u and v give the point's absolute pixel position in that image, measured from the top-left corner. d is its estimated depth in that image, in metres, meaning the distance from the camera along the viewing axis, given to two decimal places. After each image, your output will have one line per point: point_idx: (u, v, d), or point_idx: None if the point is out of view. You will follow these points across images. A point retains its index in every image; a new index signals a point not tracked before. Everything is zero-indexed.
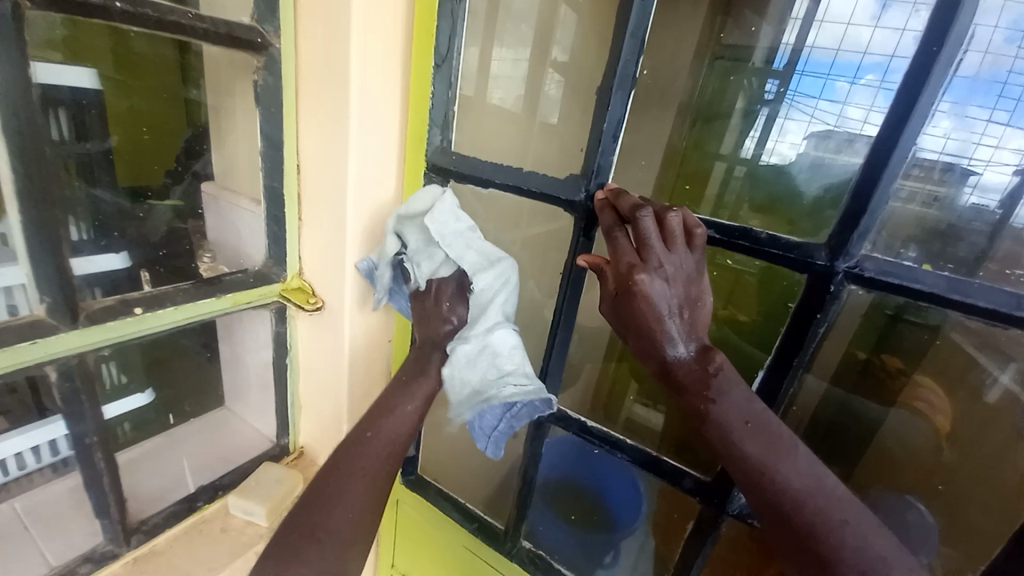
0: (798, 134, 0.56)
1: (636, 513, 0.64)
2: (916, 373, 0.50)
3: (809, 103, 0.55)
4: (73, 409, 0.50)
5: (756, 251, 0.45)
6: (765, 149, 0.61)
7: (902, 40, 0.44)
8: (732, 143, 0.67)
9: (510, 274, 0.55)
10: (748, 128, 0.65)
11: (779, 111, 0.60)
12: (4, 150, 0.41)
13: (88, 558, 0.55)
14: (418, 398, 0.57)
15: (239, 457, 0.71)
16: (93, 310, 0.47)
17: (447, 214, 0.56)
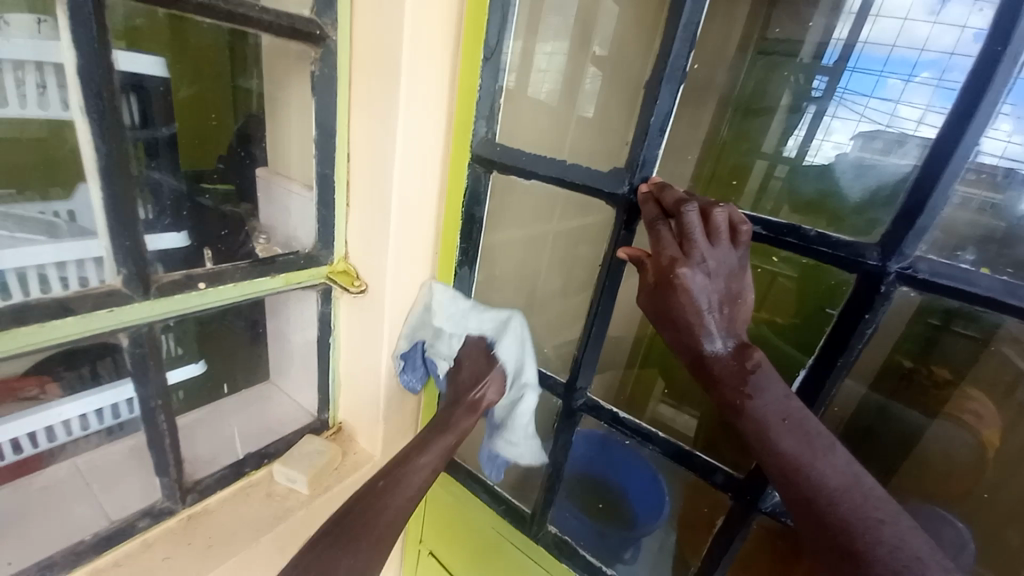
0: (844, 134, 0.57)
1: (663, 507, 0.67)
2: (966, 385, 0.50)
3: (858, 103, 0.56)
4: (141, 373, 0.54)
5: (804, 249, 0.45)
6: (810, 148, 0.62)
7: (962, 37, 0.42)
8: (774, 144, 0.69)
9: (522, 330, 0.68)
10: (794, 127, 0.66)
11: (827, 108, 0.61)
12: (88, 131, 0.44)
13: (147, 512, 0.59)
14: (441, 449, 0.62)
15: (283, 428, 0.76)
16: (162, 283, 0.51)
17: (451, 298, 0.70)
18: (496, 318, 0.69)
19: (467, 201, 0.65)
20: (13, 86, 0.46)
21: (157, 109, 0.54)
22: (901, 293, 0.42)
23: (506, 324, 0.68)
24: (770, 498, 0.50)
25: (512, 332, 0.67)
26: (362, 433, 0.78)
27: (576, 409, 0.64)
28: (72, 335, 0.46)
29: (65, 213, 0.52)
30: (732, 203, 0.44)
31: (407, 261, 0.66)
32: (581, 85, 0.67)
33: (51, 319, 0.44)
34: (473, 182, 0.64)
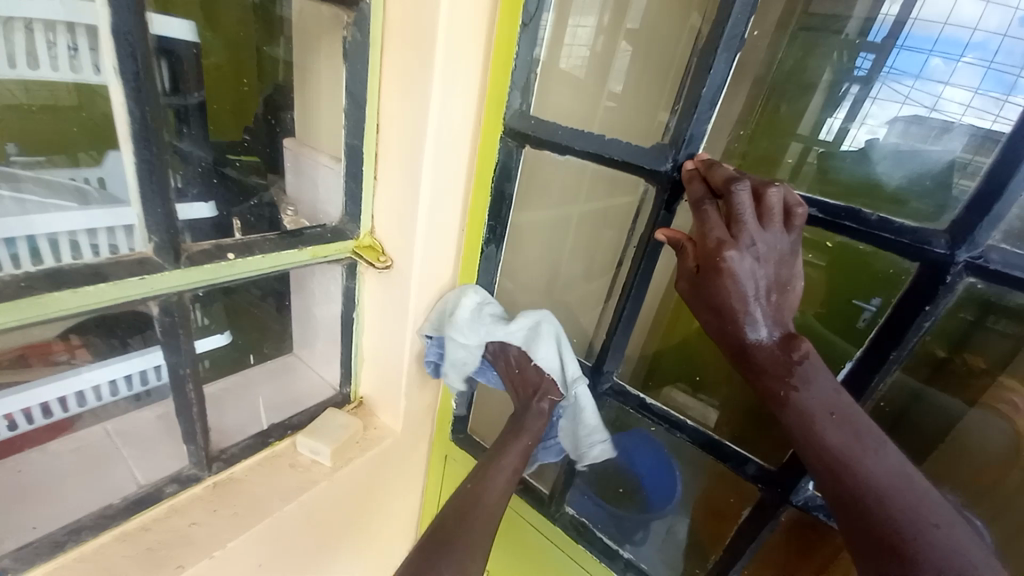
0: (880, 119, 0.54)
1: (671, 493, 0.65)
2: (1004, 375, 0.45)
3: (902, 84, 0.52)
4: (171, 342, 0.54)
5: (863, 234, 0.42)
6: (848, 134, 0.56)
7: (1014, 21, 0.45)
8: (811, 124, 0.60)
9: (555, 328, 0.65)
10: (832, 107, 0.59)
11: (869, 92, 0.55)
12: (122, 93, 0.43)
13: (175, 479, 0.61)
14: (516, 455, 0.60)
15: (305, 401, 0.76)
16: (193, 253, 0.51)
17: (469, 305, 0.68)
18: (525, 320, 0.66)
19: (497, 176, 0.64)
20: (44, 47, 0.46)
21: (187, 74, 0.53)
22: (967, 285, 0.39)
23: (537, 328, 0.65)
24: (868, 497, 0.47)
25: (548, 330, 0.64)
26: (382, 409, 0.78)
27: (603, 393, 0.64)
28: (106, 301, 0.46)
29: (96, 181, 0.52)
30: (784, 183, 0.42)
31: (434, 239, 0.65)
32: (613, 58, 0.62)
33: (85, 285, 0.44)
34: (504, 157, 0.63)
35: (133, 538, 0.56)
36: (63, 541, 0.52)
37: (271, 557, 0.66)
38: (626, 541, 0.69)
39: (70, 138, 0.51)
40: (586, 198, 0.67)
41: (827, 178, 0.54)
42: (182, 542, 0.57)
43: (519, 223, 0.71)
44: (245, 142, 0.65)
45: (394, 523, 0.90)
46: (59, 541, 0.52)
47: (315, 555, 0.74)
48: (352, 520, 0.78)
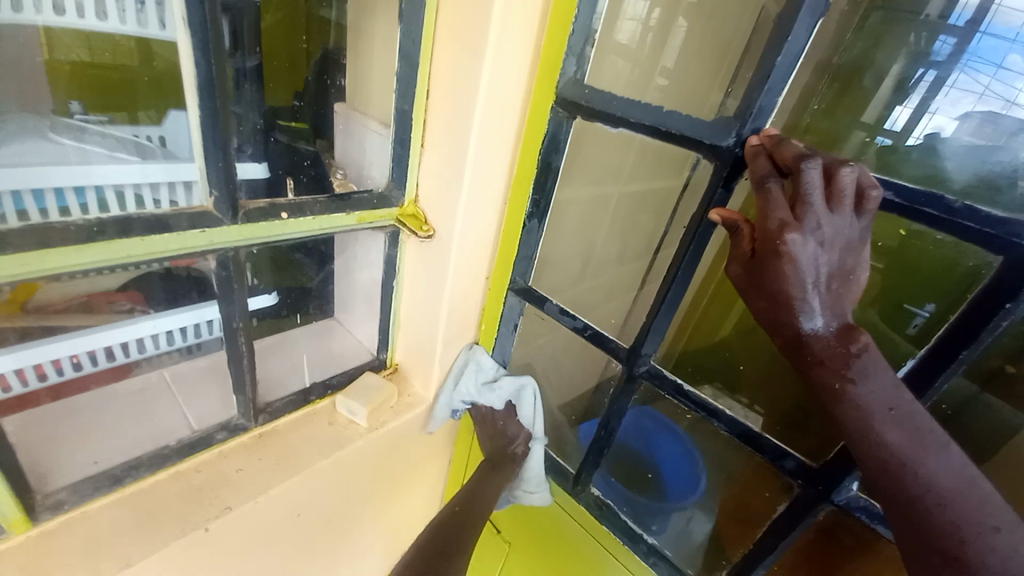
0: (951, 114, 0.51)
1: (696, 484, 0.66)
2: None
3: (980, 73, 0.51)
4: (226, 295, 0.56)
5: (945, 221, 0.38)
6: (915, 128, 0.53)
7: None
8: (875, 115, 0.60)
9: (534, 393, 0.78)
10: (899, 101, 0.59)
11: (948, 77, 0.54)
12: (190, 46, 0.44)
13: (224, 426, 0.64)
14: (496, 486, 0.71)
15: (344, 362, 0.79)
16: (250, 210, 0.52)
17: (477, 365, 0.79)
18: (512, 385, 0.78)
19: (545, 148, 0.63)
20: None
21: (246, 34, 0.53)
22: None
23: (521, 391, 0.78)
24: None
25: (527, 400, 0.77)
26: (417, 377, 0.80)
27: (638, 375, 0.62)
28: (172, 251, 0.49)
29: (157, 139, 0.56)
30: (858, 162, 0.39)
31: (477, 209, 0.65)
32: (669, 34, 0.61)
33: (150, 235, 0.46)
34: (554, 128, 0.62)
35: (185, 476, 0.60)
36: (120, 476, 0.56)
37: (306, 506, 0.69)
38: (644, 530, 0.69)
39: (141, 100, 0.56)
40: (632, 176, 0.68)
41: (899, 161, 0.50)
42: (227, 485, 0.61)
43: (562, 199, 0.69)
44: (297, 109, 0.67)
45: (420, 488, 0.93)
46: (116, 476, 0.56)
47: (347, 510, 0.77)
48: (381, 481, 0.81)
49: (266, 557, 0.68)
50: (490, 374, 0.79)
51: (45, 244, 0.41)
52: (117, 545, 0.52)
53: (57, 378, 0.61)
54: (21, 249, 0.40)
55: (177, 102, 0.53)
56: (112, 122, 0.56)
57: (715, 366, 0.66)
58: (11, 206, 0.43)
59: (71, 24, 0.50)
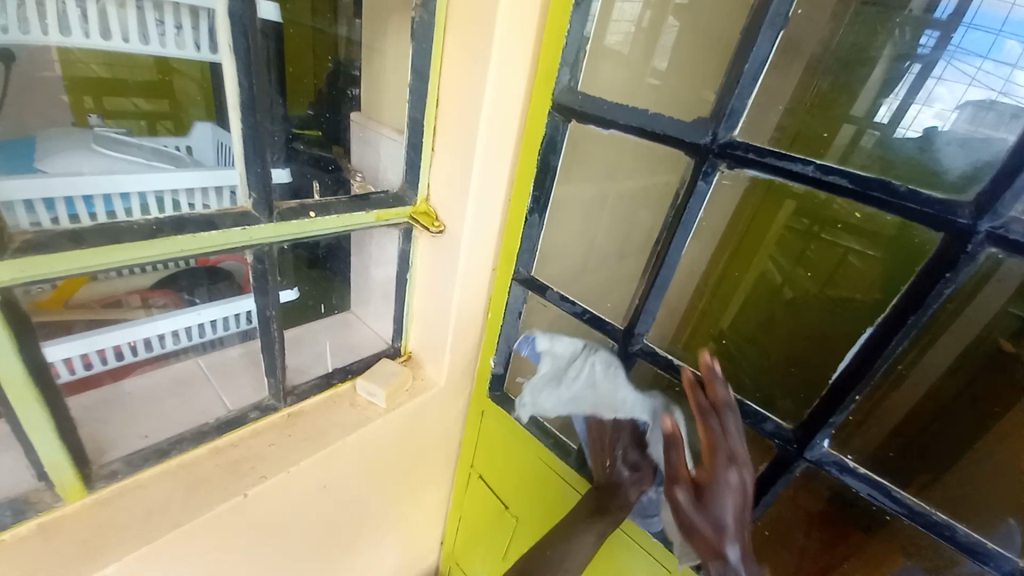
0: (947, 104, 0.49)
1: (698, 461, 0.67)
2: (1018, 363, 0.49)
3: (967, 64, 0.48)
4: (261, 286, 0.63)
5: (893, 204, 0.43)
6: (904, 120, 0.52)
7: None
8: (866, 106, 0.57)
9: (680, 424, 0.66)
10: (886, 92, 0.56)
11: (932, 72, 0.51)
12: (234, 68, 0.51)
13: (256, 407, 0.71)
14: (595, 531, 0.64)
15: (362, 350, 0.85)
16: (282, 209, 0.58)
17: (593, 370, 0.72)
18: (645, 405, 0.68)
19: (543, 149, 0.67)
20: (154, 26, 0.54)
21: (274, 53, 0.58)
22: (990, 254, 0.40)
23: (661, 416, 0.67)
24: (1007, 564, 0.45)
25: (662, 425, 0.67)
26: (430, 363, 0.86)
27: (632, 353, 0.67)
28: (217, 246, 0.55)
29: (184, 148, 0.66)
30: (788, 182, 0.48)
31: (483, 207, 0.70)
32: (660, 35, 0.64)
33: (201, 231, 0.52)
34: (551, 131, 0.66)
35: (223, 452, 0.67)
36: (167, 450, 0.63)
37: (332, 481, 0.75)
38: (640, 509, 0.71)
39: (164, 113, 0.68)
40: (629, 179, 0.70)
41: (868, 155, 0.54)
42: (262, 459, 0.67)
43: (561, 197, 0.75)
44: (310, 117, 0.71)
45: (431, 469, 0.99)
46: (163, 450, 0.62)
47: (367, 486, 0.84)
48: (398, 460, 0.87)
49: (295, 526, 0.75)
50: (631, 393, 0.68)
51: (112, 241, 0.47)
52: (167, 512, 0.58)
53: (103, 366, 0.67)
54: (94, 245, 0.46)
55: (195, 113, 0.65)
56: (132, 134, 0.67)
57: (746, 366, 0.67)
58: (65, 210, 0.49)
59: (106, 47, 0.54)
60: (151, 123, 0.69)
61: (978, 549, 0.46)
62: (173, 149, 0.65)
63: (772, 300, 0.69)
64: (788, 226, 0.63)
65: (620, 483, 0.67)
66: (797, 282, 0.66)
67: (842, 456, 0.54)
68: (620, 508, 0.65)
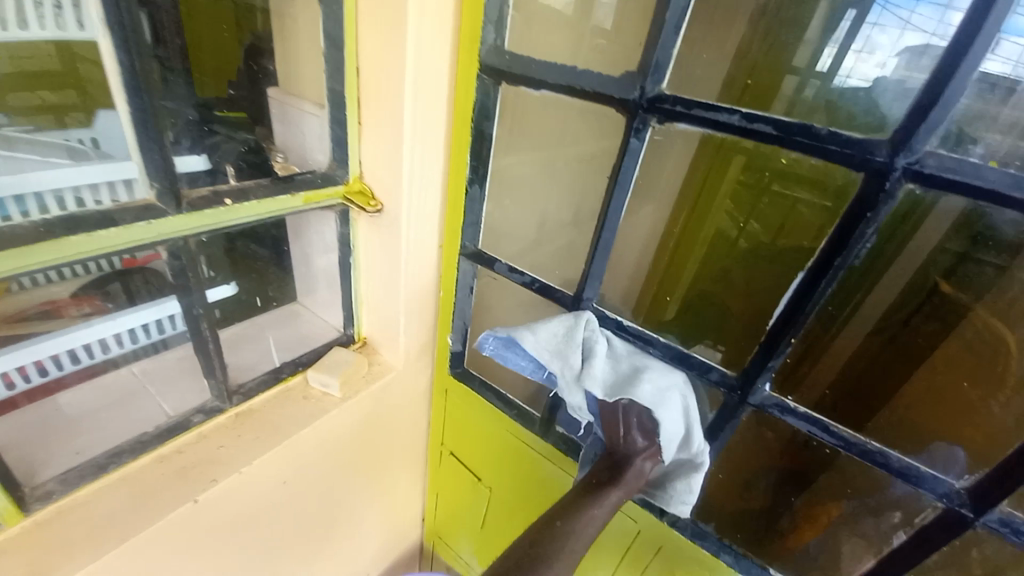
0: (888, 51, 0.45)
1: None
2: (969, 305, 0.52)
3: (902, 7, 0.44)
4: (183, 286, 0.59)
5: (815, 148, 0.43)
6: (844, 66, 0.50)
7: None
8: (807, 55, 0.54)
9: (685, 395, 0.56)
10: (827, 39, 0.52)
11: (868, 19, 0.47)
12: (110, 44, 0.46)
13: (200, 410, 0.67)
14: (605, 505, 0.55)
15: (313, 340, 0.81)
16: (192, 199, 0.54)
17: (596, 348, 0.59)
18: (656, 378, 0.56)
19: (476, 117, 0.64)
20: (32, 4, 0.48)
21: (166, 23, 0.52)
22: (907, 190, 0.41)
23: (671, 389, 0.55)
24: (940, 486, 0.48)
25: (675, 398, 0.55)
26: (386, 348, 0.83)
27: None
28: (121, 244, 0.50)
29: (89, 140, 0.55)
30: (718, 134, 0.47)
31: (421, 182, 0.67)
32: None
33: (97, 230, 0.48)
34: (482, 97, 0.63)
35: (169, 459, 0.63)
36: (104, 465, 0.59)
37: (293, 476, 0.74)
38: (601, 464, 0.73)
39: (72, 104, 0.56)
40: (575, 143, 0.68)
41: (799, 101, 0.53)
42: (212, 462, 0.64)
43: (502, 166, 0.72)
44: (232, 97, 0.66)
45: (401, 452, 0.98)
46: (101, 465, 0.59)
47: (332, 477, 0.82)
48: (365, 447, 0.86)
49: (260, 524, 0.73)
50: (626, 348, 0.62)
51: None
52: (112, 528, 0.56)
53: (25, 385, 0.62)
54: None
55: (106, 103, 0.52)
56: (39, 130, 0.55)
57: (707, 318, 0.67)
58: None
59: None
60: (58, 118, 0.56)
61: (912, 473, 0.49)
62: (80, 145, 0.54)
63: (725, 256, 0.68)
64: (740, 180, 0.63)
65: (632, 453, 0.58)
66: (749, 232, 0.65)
67: (783, 397, 0.56)
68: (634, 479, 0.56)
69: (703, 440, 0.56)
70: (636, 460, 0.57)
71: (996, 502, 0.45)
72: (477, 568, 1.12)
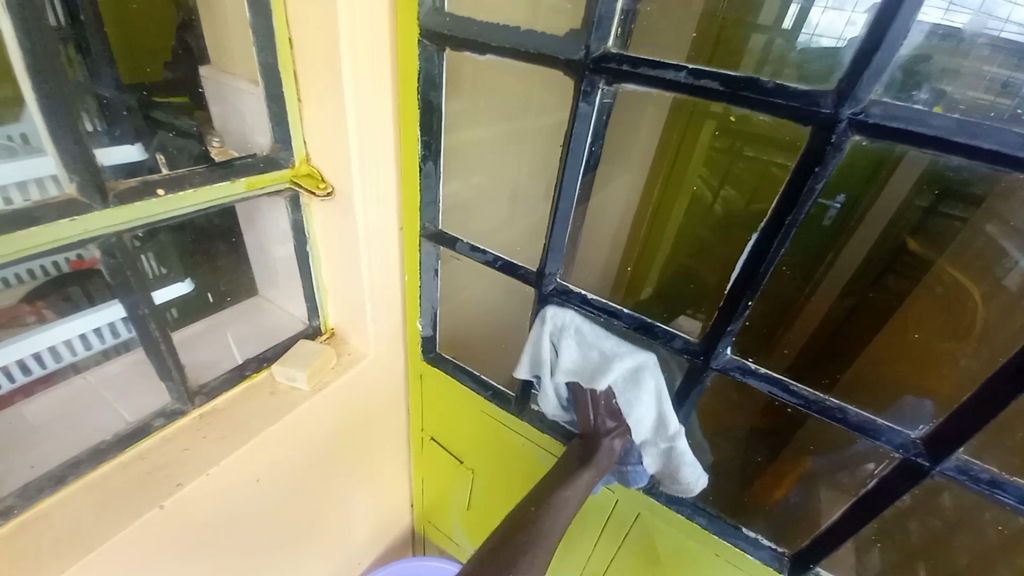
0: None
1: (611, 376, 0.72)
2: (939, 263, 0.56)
3: None
4: (123, 285, 0.56)
5: (762, 102, 0.41)
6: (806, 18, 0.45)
7: None
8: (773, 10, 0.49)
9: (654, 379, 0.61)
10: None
11: None
12: (7, 26, 0.42)
13: (161, 414, 0.65)
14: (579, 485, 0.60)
15: (277, 334, 0.79)
16: (120, 191, 0.51)
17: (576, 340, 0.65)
18: (623, 363, 0.61)
19: (421, 86, 0.61)
20: None
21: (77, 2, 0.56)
22: (855, 142, 0.40)
23: (637, 376, 0.61)
24: (897, 436, 0.49)
25: (643, 382, 0.61)
26: (354, 336, 0.82)
27: (547, 294, 0.66)
28: (46, 245, 0.47)
29: (19, 137, 0.48)
30: (665, 93, 0.45)
31: (371, 161, 0.64)
32: None
33: (13, 230, 0.44)
34: (426, 64, 0.60)
35: (131, 465, 0.61)
36: (62, 476, 0.57)
37: (266, 473, 0.72)
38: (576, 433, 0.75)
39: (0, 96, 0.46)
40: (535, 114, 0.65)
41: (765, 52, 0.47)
42: (177, 464, 0.62)
43: (456, 139, 0.70)
44: (171, 82, 0.66)
45: (381, 441, 0.98)
46: (60, 475, 0.57)
47: (309, 472, 0.81)
48: (342, 438, 0.85)
49: (237, 523, 0.72)
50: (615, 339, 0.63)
51: None
52: (78, 537, 0.54)
53: None
54: None
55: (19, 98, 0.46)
56: None
57: (681, 291, 0.67)
58: None
59: None
60: None
61: (870, 426, 0.50)
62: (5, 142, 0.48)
63: (704, 226, 0.71)
64: (711, 147, 0.65)
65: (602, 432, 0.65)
66: (731, 202, 0.66)
67: (744, 359, 0.56)
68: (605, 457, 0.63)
69: (677, 423, 0.61)
70: (605, 439, 0.64)
71: (952, 449, 0.46)
72: (468, 548, 1.14)
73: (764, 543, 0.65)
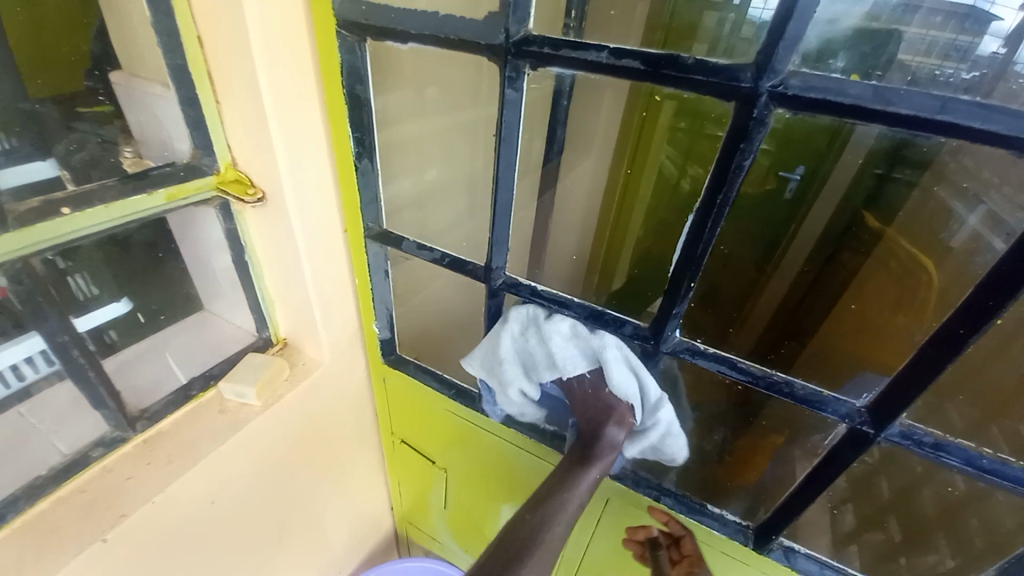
0: None
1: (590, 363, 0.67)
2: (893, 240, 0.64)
3: None
4: (37, 312, 0.53)
5: (684, 80, 0.41)
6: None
7: None
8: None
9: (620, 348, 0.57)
10: None
11: None
12: None
13: (99, 442, 0.61)
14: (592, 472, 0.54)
15: (223, 349, 0.75)
16: (21, 213, 0.47)
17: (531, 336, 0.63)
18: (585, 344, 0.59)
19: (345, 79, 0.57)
20: None
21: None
22: (778, 115, 0.40)
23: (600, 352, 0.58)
24: (842, 407, 0.49)
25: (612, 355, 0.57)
26: (307, 345, 0.79)
27: (498, 288, 0.64)
28: None
29: None
30: (588, 75, 0.44)
31: (303, 162, 0.61)
32: None
33: None
34: (348, 57, 0.56)
35: (70, 499, 0.58)
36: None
37: (222, 494, 0.70)
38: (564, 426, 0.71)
39: None
40: (486, 103, 0.64)
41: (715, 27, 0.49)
42: (122, 494, 0.59)
43: (392, 134, 0.67)
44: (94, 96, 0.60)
45: (348, 448, 0.95)
46: None
47: (271, 487, 0.79)
48: (305, 450, 0.83)
49: (197, 547, 0.69)
50: (556, 329, 0.60)
51: None
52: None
53: None
54: None
55: None
56: None
57: (641, 274, 0.67)
58: None
59: None
60: None
61: (816, 398, 0.50)
62: None
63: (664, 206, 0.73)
64: (670, 126, 0.68)
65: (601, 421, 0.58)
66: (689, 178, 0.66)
67: (693, 341, 0.56)
68: (610, 448, 0.57)
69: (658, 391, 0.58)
70: (608, 429, 0.58)
71: (895, 415, 0.47)
72: (454, 546, 1.13)
73: (729, 519, 0.65)
